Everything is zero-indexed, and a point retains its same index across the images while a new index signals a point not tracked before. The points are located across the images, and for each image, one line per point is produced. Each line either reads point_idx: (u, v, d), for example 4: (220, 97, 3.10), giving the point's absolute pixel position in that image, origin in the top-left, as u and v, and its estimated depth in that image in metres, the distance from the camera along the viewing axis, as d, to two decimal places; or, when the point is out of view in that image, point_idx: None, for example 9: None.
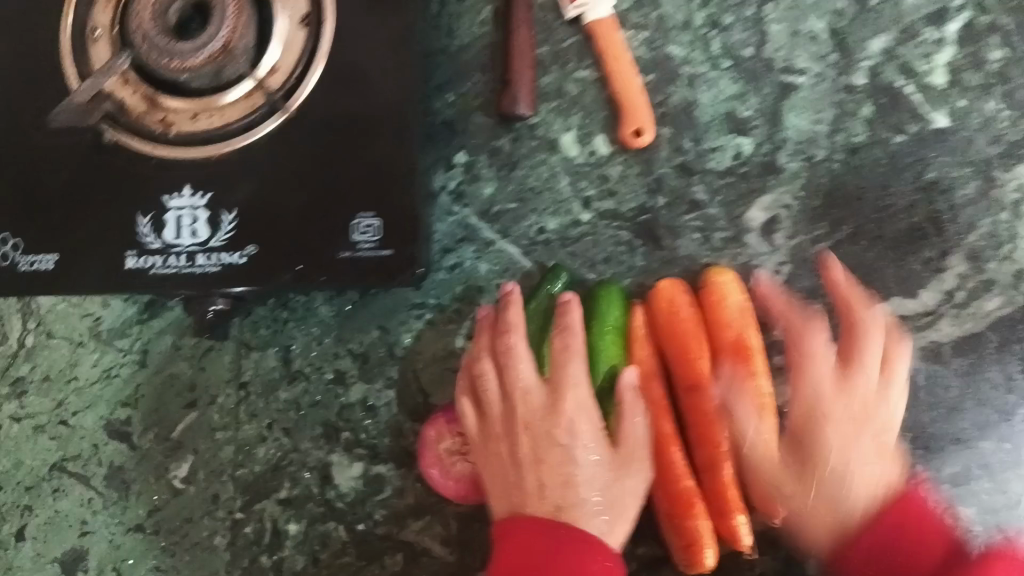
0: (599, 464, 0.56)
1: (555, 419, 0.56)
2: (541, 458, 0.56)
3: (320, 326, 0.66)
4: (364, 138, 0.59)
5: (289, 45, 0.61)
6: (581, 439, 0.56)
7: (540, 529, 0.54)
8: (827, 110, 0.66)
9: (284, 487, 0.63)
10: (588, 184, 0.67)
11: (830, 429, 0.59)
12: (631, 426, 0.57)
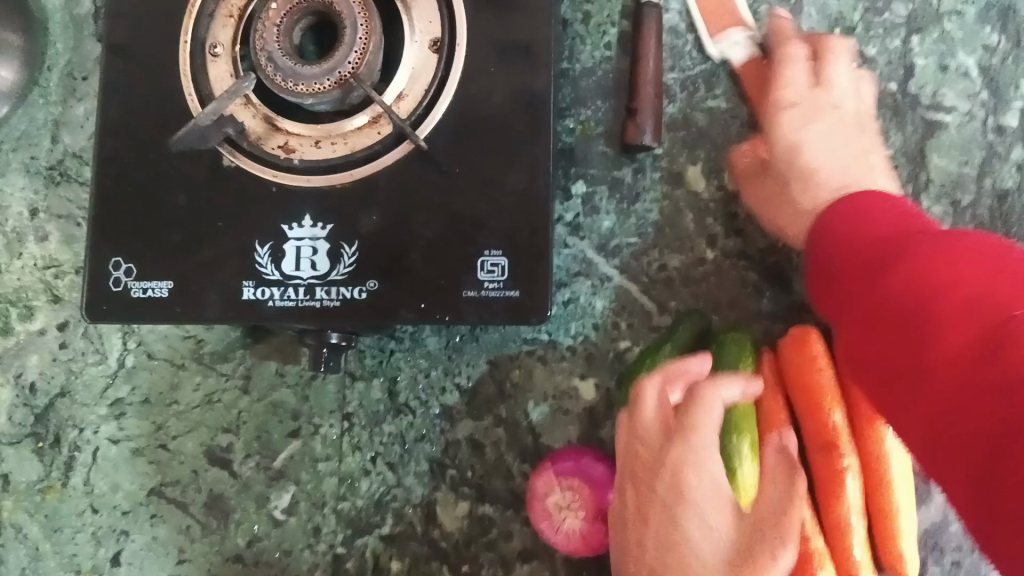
0: (723, 540, 0.50)
1: (679, 483, 0.52)
2: (660, 522, 0.52)
3: (429, 359, 0.64)
4: (495, 172, 0.57)
5: (418, 73, 0.59)
6: (703, 511, 0.51)
7: None
8: (974, 153, 0.62)
9: (387, 523, 0.62)
10: (714, 221, 0.63)
11: (787, 111, 0.60)
12: (773, 495, 0.50)
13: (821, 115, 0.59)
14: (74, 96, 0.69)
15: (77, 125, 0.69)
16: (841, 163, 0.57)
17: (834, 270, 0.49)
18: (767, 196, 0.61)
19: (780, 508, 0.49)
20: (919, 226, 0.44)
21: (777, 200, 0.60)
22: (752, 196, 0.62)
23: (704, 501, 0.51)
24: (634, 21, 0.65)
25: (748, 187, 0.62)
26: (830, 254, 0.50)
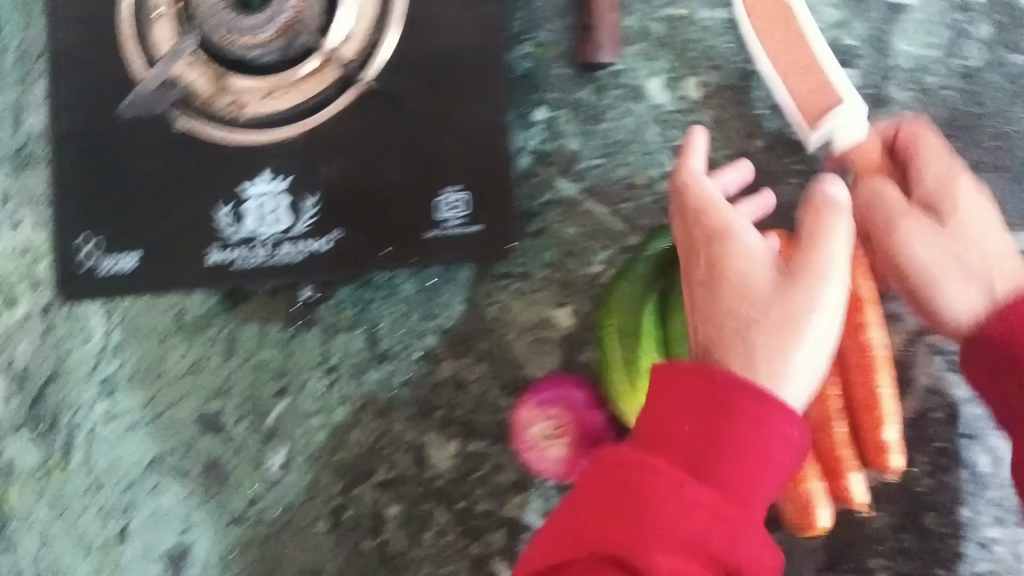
0: (778, 297, 0.46)
1: (738, 254, 0.48)
2: (707, 291, 0.48)
3: (406, 304, 0.63)
4: (447, 106, 0.55)
5: (362, 9, 0.55)
6: (752, 271, 0.47)
7: (680, 396, 0.45)
8: (940, 32, 0.59)
9: (382, 469, 0.62)
10: (677, 132, 0.62)
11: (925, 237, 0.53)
12: (813, 238, 0.48)
13: (971, 213, 0.53)
14: (31, 77, 0.68)
15: (36, 107, 0.68)
16: (1006, 267, 0.52)
17: (1005, 364, 0.51)
18: (928, 240, 0.52)
19: (830, 250, 0.47)
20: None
21: (934, 251, 0.52)
22: (896, 231, 0.53)
23: (755, 261, 0.48)
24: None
25: (891, 219, 0.53)
26: (1006, 342, 0.51)
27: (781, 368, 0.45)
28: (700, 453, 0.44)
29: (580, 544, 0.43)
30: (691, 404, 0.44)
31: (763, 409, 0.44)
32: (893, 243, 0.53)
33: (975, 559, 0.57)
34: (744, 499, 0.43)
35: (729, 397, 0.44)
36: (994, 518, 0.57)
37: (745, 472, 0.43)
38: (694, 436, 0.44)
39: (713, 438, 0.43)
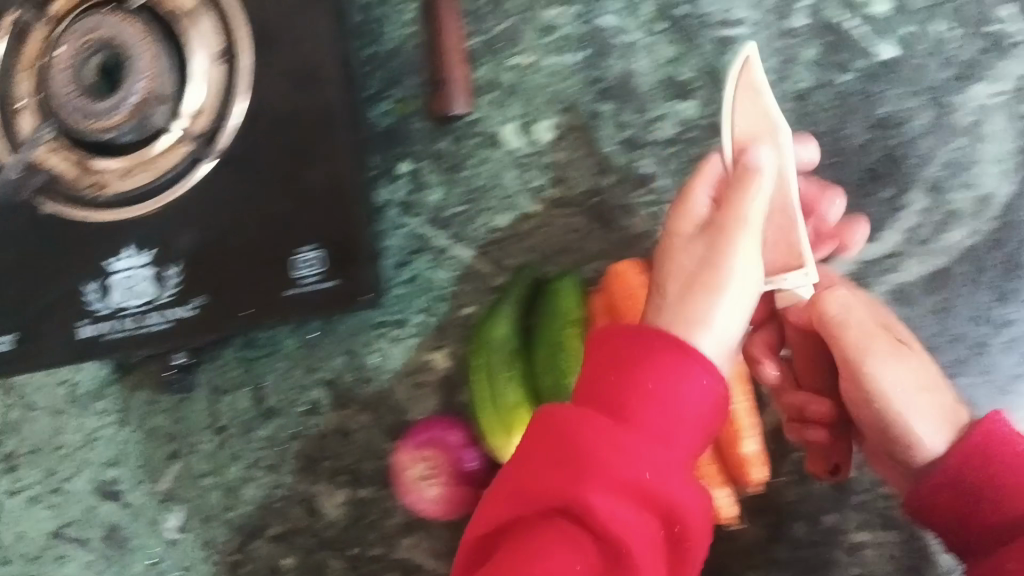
0: (698, 261, 0.54)
1: (681, 221, 0.56)
2: (669, 252, 0.56)
3: (289, 359, 0.66)
4: (297, 170, 0.57)
5: (209, 85, 0.58)
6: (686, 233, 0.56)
7: (619, 344, 0.51)
8: (769, 60, 0.62)
9: (274, 523, 0.64)
10: (534, 174, 0.65)
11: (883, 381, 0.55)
12: (733, 207, 0.55)
13: (908, 369, 0.55)
14: None
15: None
16: (948, 412, 0.55)
17: (965, 492, 0.52)
18: (899, 372, 0.55)
19: (746, 220, 0.54)
20: (1011, 442, 0.52)
21: (902, 381, 0.55)
22: (869, 360, 0.55)
23: (693, 220, 0.56)
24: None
25: (866, 346, 0.55)
26: (964, 472, 0.52)
27: (690, 319, 0.53)
28: (621, 401, 0.48)
29: (527, 495, 0.47)
30: (609, 367, 0.50)
31: (671, 358, 0.49)
32: (865, 374, 0.55)
33: (845, 564, 0.59)
34: (668, 438, 0.48)
35: (651, 347, 0.50)
36: (859, 523, 0.59)
37: (665, 414, 0.48)
38: (609, 390, 0.49)
39: (634, 387, 0.48)
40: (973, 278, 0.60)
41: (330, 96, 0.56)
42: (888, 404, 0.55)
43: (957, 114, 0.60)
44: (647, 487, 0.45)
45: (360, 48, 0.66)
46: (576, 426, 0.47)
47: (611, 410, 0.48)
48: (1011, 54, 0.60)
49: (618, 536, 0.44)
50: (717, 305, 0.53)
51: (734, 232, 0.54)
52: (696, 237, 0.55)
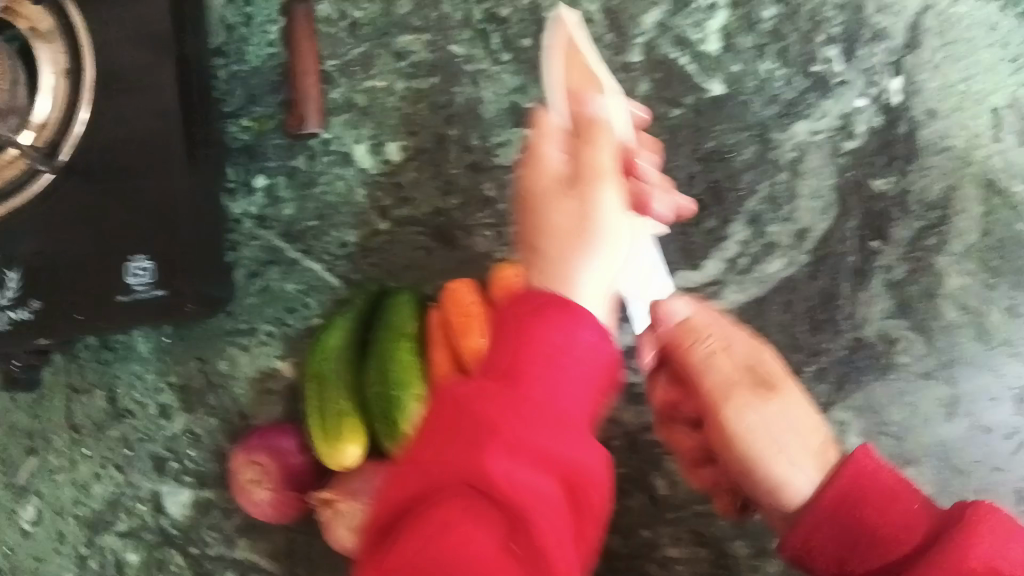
0: (569, 217, 0.50)
1: (536, 166, 0.52)
2: (532, 221, 0.51)
3: (142, 362, 0.69)
4: (130, 180, 0.59)
5: (56, 94, 0.59)
6: (549, 184, 0.51)
7: (531, 307, 0.43)
8: None
9: (121, 520, 0.68)
10: (384, 193, 0.67)
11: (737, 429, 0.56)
12: (590, 154, 0.52)
13: (759, 406, 0.57)
14: None
15: None
16: (816, 459, 0.54)
17: (844, 543, 0.50)
18: (757, 415, 0.56)
19: (600, 166, 0.51)
20: (880, 478, 0.50)
21: (758, 426, 0.56)
22: (727, 408, 0.57)
23: (550, 164, 0.52)
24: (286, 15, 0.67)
25: (725, 393, 0.57)
26: (836, 522, 0.50)
27: (571, 273, 0.49)
28: (521, 367, 0.40)
29: (427, 475, 0.38)
30: (509, 334, 0.42)
31: (566, 316, 0.43)
32: (727, 421, 0.57)
33: None
34: (572, 409, 0.40)
35: (547, 302, 0.44)
36: (670, 539, 0.63)
37: (564, 376, 0.41)
38: (510, 359, 0.41)
39: (530, 352, 0.41)
40: (788, 307, 0.62)
41: (168, 116, 0.59)
42: (747, 446, 0.56)
43: (779, 150, 0.63)
44: (558, 455, 0.38)
45: (221, 66, 0.69)
46: (476, 400, 0.39)
47: (513, 378, 0.40)
48: (833, 93, 0.63)
49: (530, 505, 0.37)
50: (589, 262, 0.50)
51: (601, 183, 0.51)
52: (566, 191, 0.51)
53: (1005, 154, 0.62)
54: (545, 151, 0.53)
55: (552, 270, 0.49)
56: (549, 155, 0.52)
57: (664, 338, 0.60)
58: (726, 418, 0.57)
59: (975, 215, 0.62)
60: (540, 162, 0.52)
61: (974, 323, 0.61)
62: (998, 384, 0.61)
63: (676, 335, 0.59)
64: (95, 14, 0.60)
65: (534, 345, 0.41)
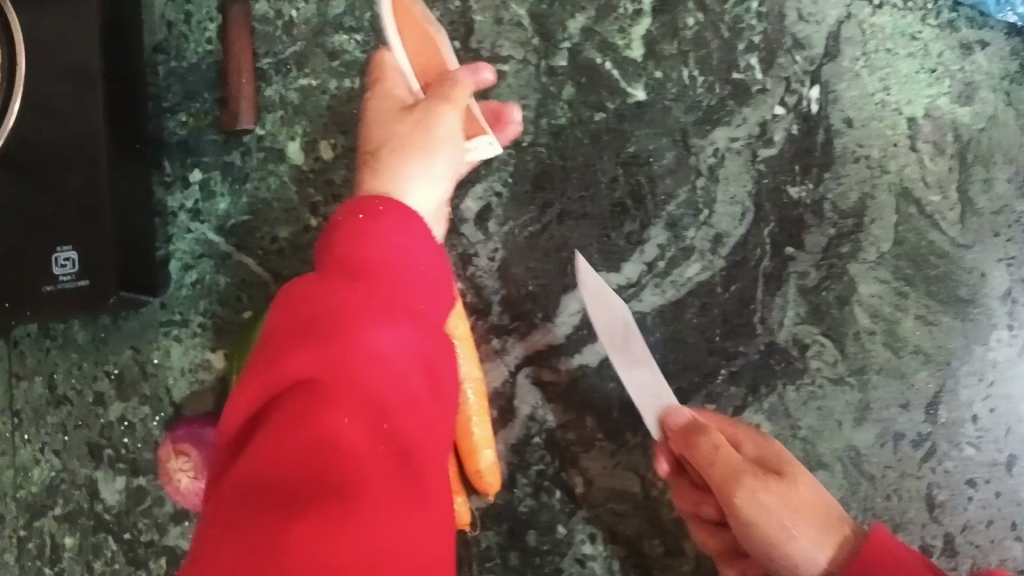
0: (406, 124, 0.59)
1: (386, 96, 0.60)
2: (380, 138, 0.59)
3: (79, 351, 0.69)
4: (56, 171, 0.59)
5: None
6: (392, 109, 0.60)
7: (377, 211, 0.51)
8: (531, 96, 0.66)
9: (58, 504, 0.68)
10: (315, 190, 0.68)
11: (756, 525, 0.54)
12: (442, 89, 0.59)
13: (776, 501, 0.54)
14: None
15: None
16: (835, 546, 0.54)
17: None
18: (765, 501, 0.54)
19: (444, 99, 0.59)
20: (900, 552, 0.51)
21: (770, 512, 0.54)
22: (733, 497, 0.54)
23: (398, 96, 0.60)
24: (222, 12, 0.68)
25: (732, 479, 0.55)
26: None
27: (402, 175, 0.58)
28: (359, 264, 0.48)
29: (275, 378, 0.42)
30: (343, 240, 0.49)
31: (401, 216, 0.51)
32: (741, 516, 0.54)
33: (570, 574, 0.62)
34: (402, 296, 0.48)
35: (388, 213, 0.51)
36: (586, 536, 0.62)
37: (399, 270, 0.49)
38: (350, 262, 0.48)
39: (367, 250, 0.49)
40: (704, 309, 0.63)
41: (93, 109, 0.59)
42: (765, 536, 0.54)
43: (699, 156, 0.65)
44: (400, 328, 0.46)
45: (159, 62, 0.69)
46: (316, 299, 0.46)
47: (353, 273, 0.47)
48: (753, 101, 0.65)
49: (376, 380, 0.43)
50: (418, 167, 0.58)
51: (442, 107, 0.59)
52: (406, 115, 0.59)
53: (920, 164, 0.64)
54: (394, 88, 0.61)
55: (385, 157, 0.58)
56: (395, 90, 0.61)
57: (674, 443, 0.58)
58: (739, 511, 0.54)
59: (890, 222, 0.63)
60: (386, 91, 0.61)
61: (885, 331, 0.62)
62: (909, 392, 0.62)
63: (681, 435, 0.57)
64: (29, 7, 0.59)
65: (383, 250, 0.49)
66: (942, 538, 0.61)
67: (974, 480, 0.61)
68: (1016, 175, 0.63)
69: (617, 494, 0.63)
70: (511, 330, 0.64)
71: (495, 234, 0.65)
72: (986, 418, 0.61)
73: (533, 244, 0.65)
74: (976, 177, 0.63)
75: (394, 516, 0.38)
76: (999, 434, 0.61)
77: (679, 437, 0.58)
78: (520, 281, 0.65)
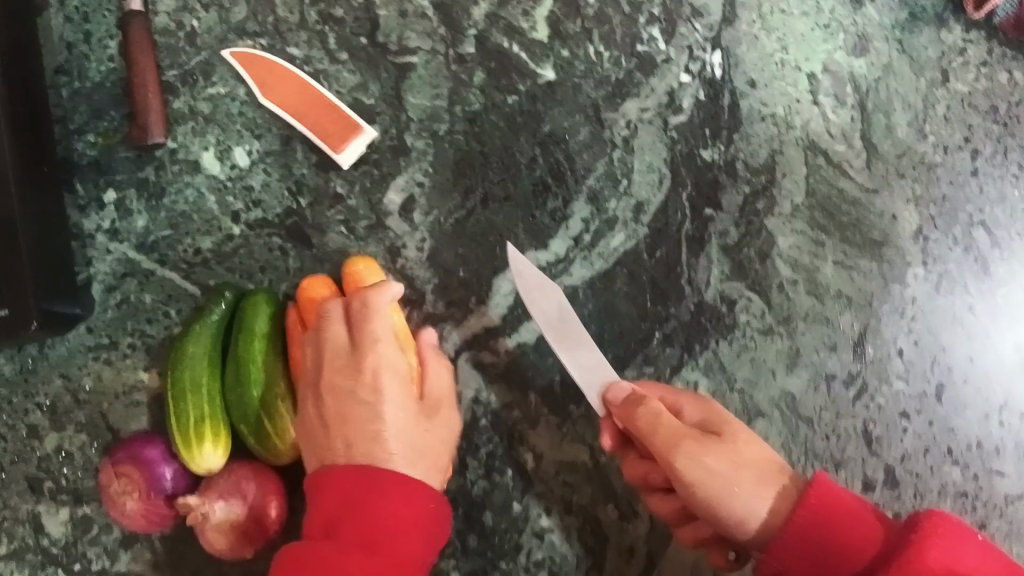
0: (412, 422, 0.57)
1: (373, 377, 0.57)
2: (357, 436, 0.56)
3: (7, 385, 0.66)
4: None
5: None
6: (383, 390, 0.57)
7: (360, 473, 0.54)
8: (443, 85, 0.67)
9: (1, 544, 0.65)
10: (234, 198, 0.67)
11: (690, 472, 0.53)
12: (434, 383, 0.60)
13: (713, 448, 0.54)
14: None
15: None
16: (780, 491, 0.54)
17: (811, 563, 0.51)
18: (704, 459, 0.54)
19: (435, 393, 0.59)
20: (837, 502, 0.52)
21: (709, 474, 0.53)
22: (673, 463, 0.54)
23: (390, 378, 0.57)
24: (122, 27, 0.67)
25: (672, 442, 0.54)
26: (809, 547, 0.51)
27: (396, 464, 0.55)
28: (361, 533, 0.51)
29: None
30: (343, 486, 0.53)
31: (404, 484, 0.54)
32: (679, 466, 0.54)
33: (530, 548, 0.63)
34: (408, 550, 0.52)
35: (379, 482, 0.53)
36: (541, 510, 0.63)
37: (383, 515, 0.52)
38: (360, 502, 0.52)
39: (371, 513, 0.52)
40: (633, 276, 0.65)
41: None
42: (706, 498, 0.53)
43: (613, 128, 0.66)
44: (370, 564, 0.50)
45: (63, 82, 0.68)
46: (320, 556, 0.50)
47: (354, 545, 0.50)
48: (659, 71, 0.66)
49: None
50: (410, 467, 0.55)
51: (431, 414, 0.58)
52: (405, 401, 0.57)
53: (823, 117, 0.66)
54: (377, 369, 0.57)
55: (397, 447, 0.55)
56: (392, 375, 0.57)
57: (618, 418, 0.59)
58: (681, 476, 0.54)
59: (801, 175, 0.65)
60: (383, 360, 0.58)
61: (807, 279, 0.65)
62: (836, 335, 0.64)
63: (627, 409, 0.57)
64: None
65: (367, 505, 0.52)
66: (883, 470, 0.63)
67: (906, 412, 0.63)
68: (915, 120, 0.66)
69: (568, 466, 0.64)
70: (448, 317, 0.65)
71: (422, 223, 0.66)
72: (911, 351, 0.64)
73: (460, 231, 0.66)
74: (878, 124, 0.66)
75: None
76: (926, 366, 0.64)
77: (627, 401, 0.58)
78: (449, 268, 0.66)
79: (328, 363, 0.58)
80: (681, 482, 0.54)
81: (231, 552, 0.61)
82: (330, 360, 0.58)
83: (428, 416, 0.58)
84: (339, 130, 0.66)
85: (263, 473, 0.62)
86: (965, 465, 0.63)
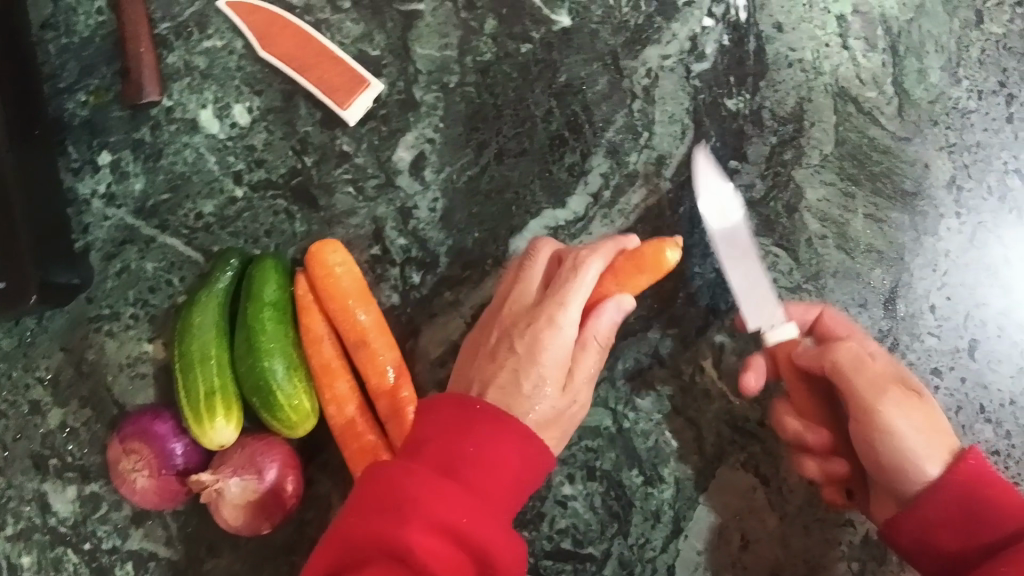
0: (545, 409, 0.52)
1: (542, 329, 0.52)
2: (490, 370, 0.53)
3: (7, 360, 0.64)
4: None
5: None
6: (543, 345, 0.52)
7: (472, 405, 0.48)
8: (452, 33, 0.64)
9: (8, 524, 0.63)
10: (235, 158, 0.64)
11: (890, 417, 0.51)
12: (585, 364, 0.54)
13: (907, 401, 0.52)
14: None
15: None
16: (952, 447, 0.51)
17: (969, 518, 0.49)
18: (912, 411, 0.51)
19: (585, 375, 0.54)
20: (993, 469, 0.49)
21: (909, 431, 0.50)
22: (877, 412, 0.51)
23: (559, 340, 0.52)
24: None
25: (873, 393, 0.51)
26: (962, 505, 0.49)
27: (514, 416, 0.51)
28: (441, 456, 0.45)
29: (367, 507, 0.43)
30: (437, 415, 0.48)
31: (509, 431, 0.47)
32: (877, 410, 0.51)
33: (553, 517, 0.61)
34: (491, 489, 0.45)
35: (487, 418, 0.47)
36: (564, 477, 0.62)
37: (485, 441, 0.46)
38: (450, 432, 0.46)
39: (459, 440, 0.46)
40: (655, 234, 0.62)
41: None
42: (900, 454, 0.50)
43: (633, 78, 0.63)
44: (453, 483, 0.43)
45: (50, 40, 0.64)
46: (401, 475, 0.44)
47: (436, 465, 0.45)
48: (681, 15, 0.63)
49: (431, 492, 0.43)
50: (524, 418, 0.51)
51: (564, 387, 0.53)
52: (557, 371, 0.52)
53: (854, 62, 0.63)
54: (562, 324, 0.52)
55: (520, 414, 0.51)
56: (560, 343, 0.52)
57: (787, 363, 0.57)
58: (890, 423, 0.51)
59: (830, 124, 0.63)
60: (562, 317, 0.52)
61: (836, 234, 0.62)
62: (866, 291, 0.62)
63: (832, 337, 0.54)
64: None
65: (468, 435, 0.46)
66: None
67: (938, 368, 0.61)
68: (949, 64, 0.63)
69: (592, 430, 0.62)
70: (463, 280, 0.63)
71: (434, 182, 0.63)
72: (943, 307, 0.62)
73: (473, 189, 0.63)
74: (910, 69, 0.63)
75: (444, 517, 0.42)
76: (959, 321, 0.62)
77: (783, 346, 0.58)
78: (464, 229, 0.63)
79: (515, 303, 0.55)
80: (865, 423, 0.51)
81: (248, 527, 0.60)
82: (517, 300, 0.55)
83: (562, 400, 0.53)
84: (346, 84, 0.63)
85: (276, 444, 0.60)
86: (998, 423, 0.61)
